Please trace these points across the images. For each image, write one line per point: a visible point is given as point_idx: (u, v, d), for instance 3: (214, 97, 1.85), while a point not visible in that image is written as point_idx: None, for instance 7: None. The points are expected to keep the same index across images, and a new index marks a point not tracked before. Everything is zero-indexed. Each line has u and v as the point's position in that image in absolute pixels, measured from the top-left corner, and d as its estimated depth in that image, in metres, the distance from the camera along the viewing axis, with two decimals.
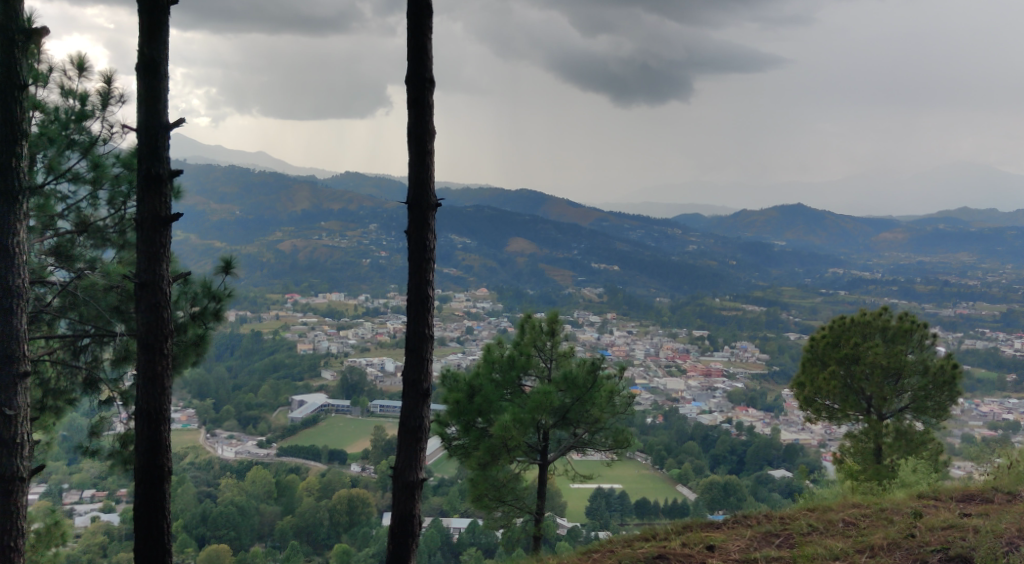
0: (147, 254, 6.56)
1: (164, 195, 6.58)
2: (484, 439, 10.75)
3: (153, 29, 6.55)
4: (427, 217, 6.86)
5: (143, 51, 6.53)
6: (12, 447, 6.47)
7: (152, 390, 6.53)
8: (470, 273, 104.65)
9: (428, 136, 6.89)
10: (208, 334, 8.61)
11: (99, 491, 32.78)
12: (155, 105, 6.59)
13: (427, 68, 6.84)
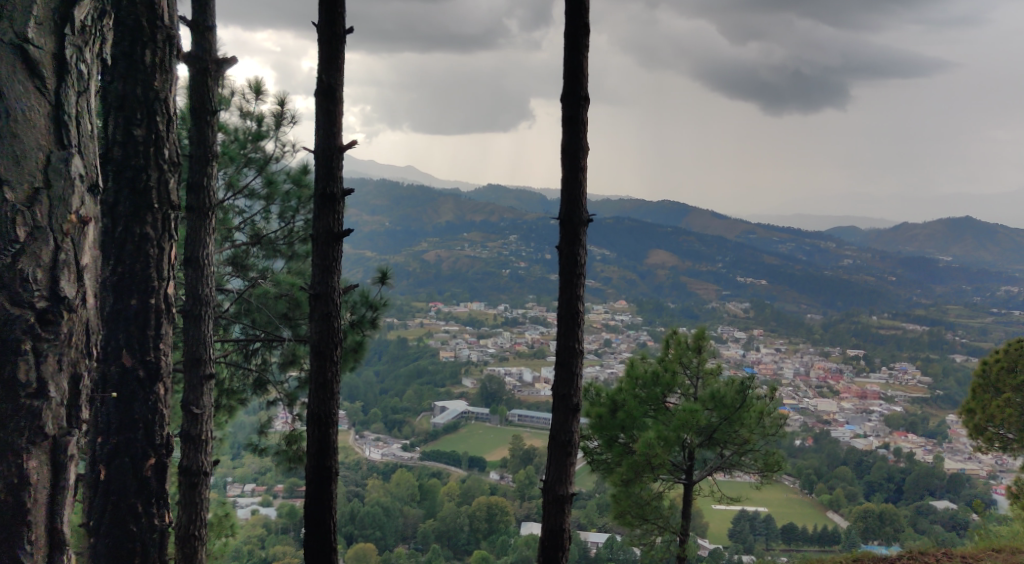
0: (320, 267, 6.59)
1: (337, 214, 6.61)
2: (627, 456, 10.66)
3: (333, 56, 6.58)
4: (579, 232, 6.30)
5: (322, 79, 6.58)
6: (197, 442, 6.05)
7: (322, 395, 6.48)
8: (611, 287, 104.31)
9: (583, 152, 6.28)
10: (365, 341, 8.87)
11: (258, 485, 34.41)
12: (332, 129, 6.65)
13: (582, 87, 6.25)
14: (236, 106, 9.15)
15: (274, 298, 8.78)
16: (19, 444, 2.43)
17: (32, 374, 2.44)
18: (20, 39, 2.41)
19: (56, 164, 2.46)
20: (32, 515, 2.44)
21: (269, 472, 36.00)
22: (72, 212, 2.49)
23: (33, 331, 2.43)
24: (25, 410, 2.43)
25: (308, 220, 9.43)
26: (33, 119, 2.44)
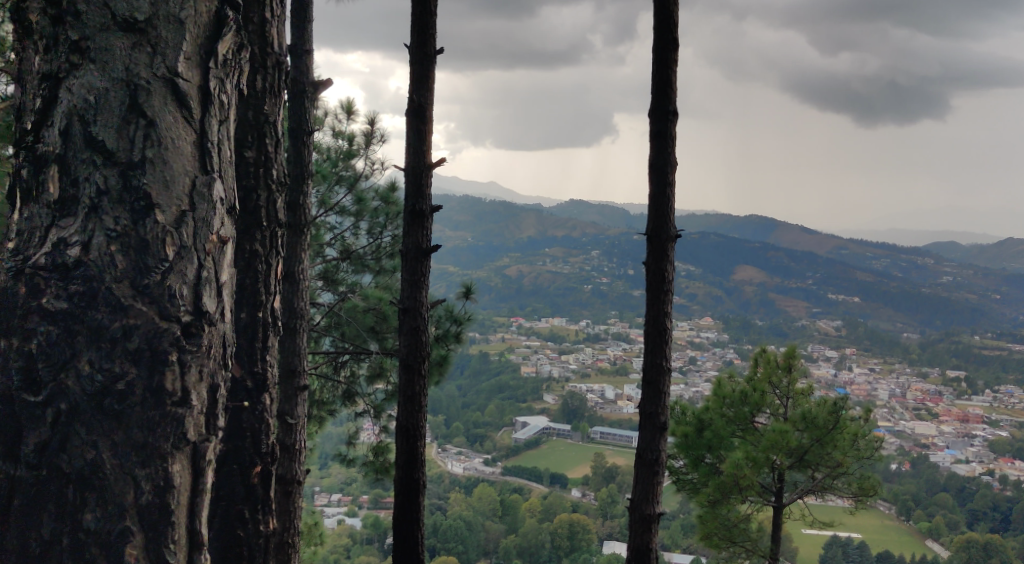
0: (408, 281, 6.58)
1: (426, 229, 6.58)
2: (714, 476, 10.22)
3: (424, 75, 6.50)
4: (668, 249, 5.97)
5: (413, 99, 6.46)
6: (293, 452, 5.84)
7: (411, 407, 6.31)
8: (696, 303, 102.94)
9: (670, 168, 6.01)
10: (449, 355, 8.78)
11: (344, 495, 34.80)
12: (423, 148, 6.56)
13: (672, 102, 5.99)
14: (328, 126, 9.36)
15: (362, 311, 8.79)
16: (164, 449, 1.82)
17: (178, 383, 1.84)
18: (169, 73, 1.86)
19: (201, 191, 1.89)
20: (181, 511, 1.84)
21: (355, 482, 36.42)
22: (214, 233, 1.91)
23: (179, 345, 1.84)
24: (170, 418, 1.83)
25: (394, 236, 9.37)
26: (182, 145, 1.87)
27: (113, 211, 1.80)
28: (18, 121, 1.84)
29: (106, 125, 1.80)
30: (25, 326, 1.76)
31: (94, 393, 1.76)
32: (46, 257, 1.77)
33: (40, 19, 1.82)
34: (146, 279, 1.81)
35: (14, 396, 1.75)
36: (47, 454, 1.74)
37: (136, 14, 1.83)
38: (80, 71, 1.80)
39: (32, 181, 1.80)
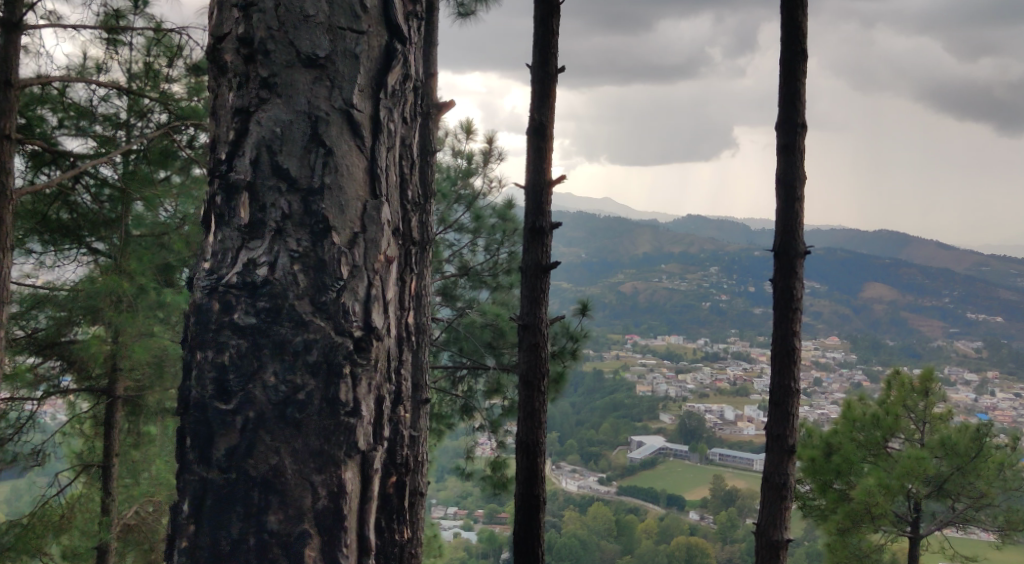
0: (530, 299, 6.66)
1: (547, 247, 6.60)
2: (843, 504, 9.75)
3: (545, 95, 6.68)
4: (795, 267, 5.84)
5: (533, 117, 6.69)
6: (417, 465, 5.83)
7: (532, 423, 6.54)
8: (820, 322, 99.72)
9: (799, 183, 5.88)
10: (565, 372, 8.76)
11: (459, 508, 35.08)
12: (541, 165, 6.72)
13: (799, 112, 5.86)
14: (448, 146, 9.92)
15: (480, 327, 8.88)
16: (339, 458, 2.62)
17: (350, 394, 2.64)
18: (345, 105, 2.67)
19: (371, 214, 2.68)
20: (351, 521, 2.64)
21: (470, 496, 36.66)
22: (381, 252, 2.69)
23: (352, 357, 2.64)
24: (343, 428, 2.62)
25: (511, 252, 9.53)
26: (354, 170, 2.67)
27: (295, 236, 2.62)
28: (216, 152, 2.67)
29: (290, 157, 2.63)
30: (216, 341, 2.60)
31: (278, 402, 2.59)
32: (239, 277, 2.61)
33: (234, 59, 2.66)
34: (324, 296, 2.62)
35: (208, 406, 2.59)
36: (236, 459, 2.57)
37: (318, 51, 2.65)
38: (269, 107, 2.64)
39: (224, 207, 2.63)
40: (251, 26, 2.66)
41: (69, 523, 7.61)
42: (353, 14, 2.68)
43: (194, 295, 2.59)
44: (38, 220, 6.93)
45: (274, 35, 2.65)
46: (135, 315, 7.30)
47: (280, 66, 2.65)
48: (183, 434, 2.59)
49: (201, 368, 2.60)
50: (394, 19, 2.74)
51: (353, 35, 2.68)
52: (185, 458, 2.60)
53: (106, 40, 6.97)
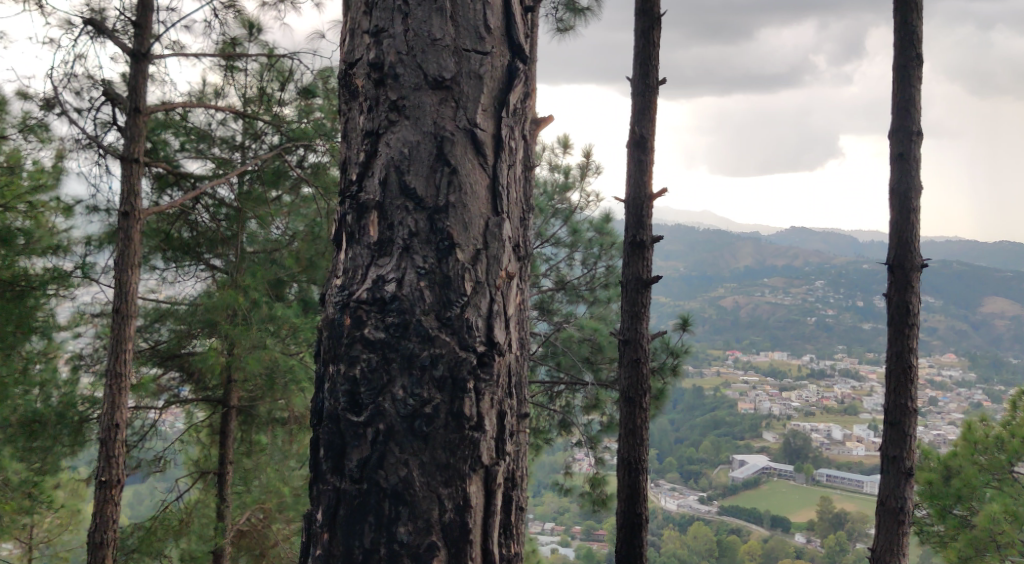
0: (631, 313, 6.75)
1: (648, 260, 6.68)
2: (964, 529, 9.46)
3: (645, 108, 6.82)
4: (913, 281, 5.63)
5: (633, 130, 6.81)
6: None
7: (632, 441, 6.68)
8: (935, 337, 95.84)
9: (914, 193, 5.71)
10: (666, 388, 8.75)
11: (558, 524, 34.96)
12: (642, 178, 6.83)
13: (915, 118, 5.71)
14: (545, 161, 9.99)
15: (577, 342, 9.00)
16: (464, 471, 3.28)
17: (474, 409, 3.29)
18: (469, 124, 3.35)
19: (492, 230, 3.35)
20: (475, 535, 3.29)
21: (567, 512, 36.50)
22: (502, 269, 3.36)
23: (475, 372, 3.30)
24: (468, 440, 3.28)
25: (609, 267, 9.75)
26: (477, 188, 3.34)
27: (421, 255, 3.30)
28: (350, 173, 3.40)
29: (416, 176, 3.32)
30: (348, 354, 3.30)
31: (406, 415, 3.26)
32: (369, 293, 3.31)
33: (366, 83, 3.38)
34: (449, 312, 3.29)
35: (342, 416, 3.29)
36: (367, 470, 3.25)
37: (443, 73, 3.34)
38: (398, 129, 3.34)
39: (357, 226, 3.35)
40: (381, 51, 3.38)
41: (186, 527, 7.97)
42: (478, 36, 3.38)
43: (330, 309, 3.31)
44: (161, 238, 7.47)
45: (403, 58, 3.36)
46: (250, 327, 7.52)
47: (409, 89, 3.35)
48: (319, 445, 3.30)
49: (333, 384, 3.31)
50: (516, 41, 3.43)
51: (478, 56, 3.38)
52: (321, 468, 3.30)
53: (223, 66, 7.29)
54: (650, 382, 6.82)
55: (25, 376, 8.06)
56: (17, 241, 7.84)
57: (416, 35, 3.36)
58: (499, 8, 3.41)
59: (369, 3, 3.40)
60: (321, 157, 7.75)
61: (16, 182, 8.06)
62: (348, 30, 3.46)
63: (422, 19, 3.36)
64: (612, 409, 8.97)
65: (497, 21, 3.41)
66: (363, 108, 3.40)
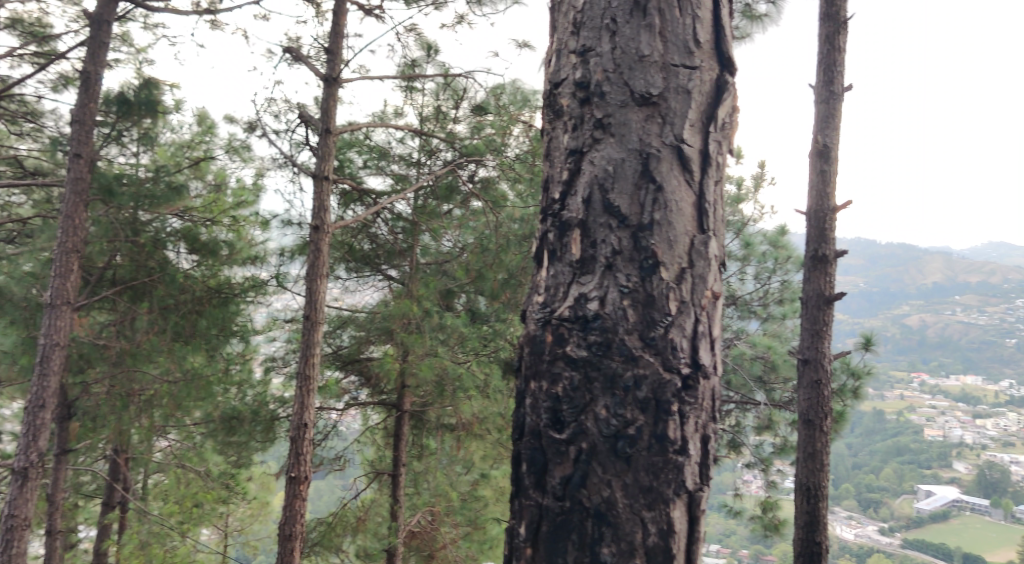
0: (812, 332, 6.60)
1: (832, 276, 6.55)
2: None
3: (831, 116, 6.67)
4: None
5: (817, 139, 6.71)
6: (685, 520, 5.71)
7: (812, 466, 6.51)
8: None
9: None
10: (846, 411, 8.42)
11: (723, 546, 33.76)
12: (825, 190, 6.67)
13: None
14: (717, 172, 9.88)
15: (750, 359, 8.87)
16: (668, 495, 3.65)
17: (678, 433, 3.68)
18: (676, 140, 3.75)
19: (698, 248, 3.74)
20: (680, 559, 3.65)
21: (734, 535, 35.19)
22: (709, 289, 3.75)
23: (679, 395, 3.68)
24: (671, 464, 3.66)
25: (784, 282, 9.58)
26: (683, 206, 3.74)
27: (624, 273, 3.71)
28: (550, 193, 3.82)
29: (621, 194, 3.73)
30: (551, 371, 3.72)
31: (609, 435, 3.66)
32: (571, 311, 3.73)
33: (571, 101, 3.81)
34: (653, 332, 3.69)
35: (545, 432, 3.70)
36: (570, 489, 3.65)
37: (651, 90, 3.76)
38: (602, 147, 3.76)
39: (558, 243, 3.77)
40: (588, 70, 3.81)
41: (365, 524, 8.44)
42: (688, 50, 3.78)
43: (531, 325, 3.74)
44: (345, 250, 8.03)
45: (610, 76, 3.78)
46: (423, 336, 7.79)
47: (615, 106, 3.78)
48: (522, 460, 3.71)
49: (535, 400, 3.73)
50: (724, 53, 3.81)
51: (687, 70, 3.78)
52: (524, 482, 3.71)
53: (402, 84, 7.63)
54: (831, 403, 6.61)
55: (225, 376, 8.62)
56: (222, 252, 8.45)
57: (624, 53, 3.78)
58: (708, 21, 3.81)
59: (577, 25, 3.84)
60: (491, 172, 7.71)
61: (222, 199, 8.65)
62: (554, 50, 3.89)
63: (630, 36, 3.78)
64: (786, 431, 8.97)
65: (707, 34, 3.81)
66: (567, 127, 3.83)
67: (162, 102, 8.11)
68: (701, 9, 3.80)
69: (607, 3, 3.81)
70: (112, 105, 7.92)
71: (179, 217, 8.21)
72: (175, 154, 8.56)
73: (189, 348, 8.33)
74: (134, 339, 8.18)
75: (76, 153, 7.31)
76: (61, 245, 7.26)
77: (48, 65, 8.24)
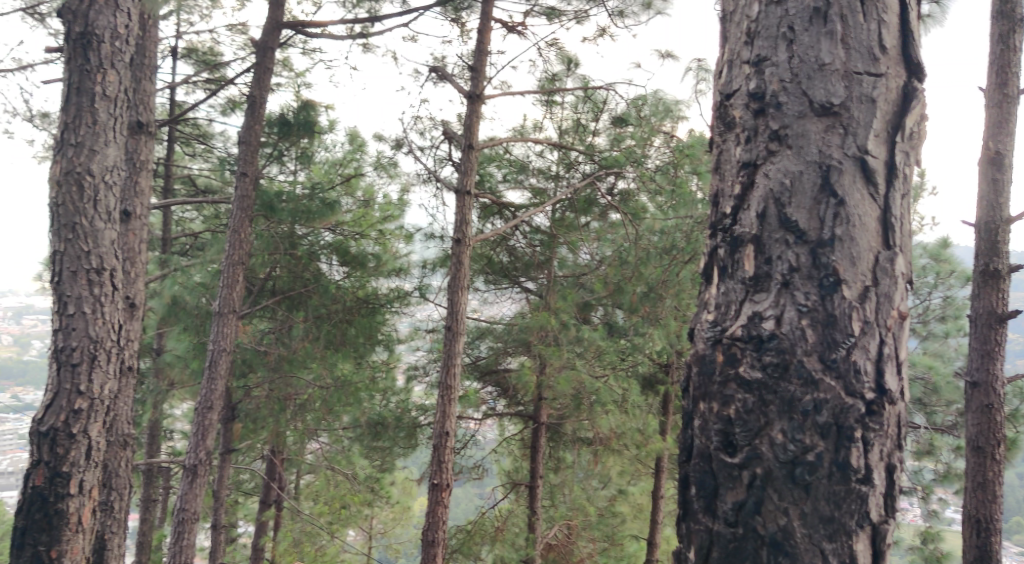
0: (981, 352, 6.43)
1: (1003, 291, 6.39)
2: None
3: (1003, 122, 6.53)
4: None
5: (988, 146, 6.58)
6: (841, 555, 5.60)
7: (983, 496, 6.31)
8: None
9: None
10: (1018, 437, 8.10)
11: None
12: (997, 199, 6.53)
13: None
14: None
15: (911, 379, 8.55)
16: (850, 527, 2.97)
17: (862, 461, 2.99)
18: (859, 152, 3.08)
19: (882, 266, 3.05)
20: None
21: None
22: (895, 310, 3.05)
23: (862, 421, 3.00)
24: (854, 494, 2.98)
25: (946, 297, 9.34)
26: (867, 221, 3.06)
27: (802, 293, 3.04)
28: (720, 208, 3.22)
29: (799, 208, 3.07)
30: (722, 393, 3.09)
31: (786, 461, 2.99)
32: (744, 330, 3.09)
33: (744, 114, 3.20)
34: (834, 354, 3.01)
35: (715, 455, 3.08)
36: (744, 515, 3.01)
37: (832, 99, 3.10)
38: (778, 159, 3.12)
39: (730, 261, 3.15)
40: (763, 80, 3.18)
41: (502, 534, 8.57)
42: (872, 57, 3.11)
43: (700, 345, 3.13)
44: (485, 262, 8.37)
45: (787, 86, 3.14)
46: (561, 349, 7.91)
47: (792, 117, 3.13)
48: (690, 483, 3.11)
49: (705, 421, 3.12)
50: (914, 59, 3.14)
51: (871, 78, 3.11)
52: (693, 506, 3.10)
53: (543, 100, 7.90)
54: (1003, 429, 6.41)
55: (372, 383, 9.12)
56: (369, 264, 8.72)
57: (802, 61, 3.13)
58: (894, 27, 3.14)
59: (751, 33, 3.23)
60: (630, 184, 7.77)
61: (370, 214, 8.94)
62: (725, 61, 3.30)
63: (808, 44, 3.13)
64: (949, 457, 8.71)
65: (893, 39, 3.13)
66: (740, 139, 3.22)
67: (318, 123, 8.57)
68: (888, 13, 3.14)
69: (784, 10, 3.18)
70: (274, 126, 8.35)
71: (332, 231, 8.51)
72: (328, 171, 9.04)
73: (340, 356, 8.79)
74: (291, 346, 8.63)
75: (242, 172, 7.80)
76: (228, 259, 7.75)
77: (218, 90, 8.80)
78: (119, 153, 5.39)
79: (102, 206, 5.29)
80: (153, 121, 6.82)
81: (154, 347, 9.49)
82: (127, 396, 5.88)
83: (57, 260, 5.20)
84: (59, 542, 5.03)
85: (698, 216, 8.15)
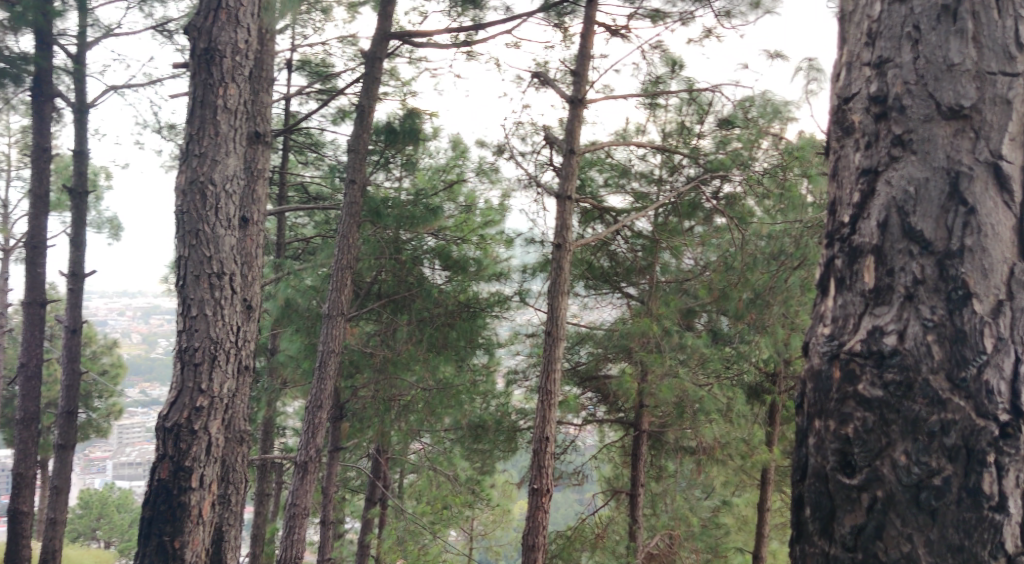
0: None
1: None
2: None
3: None
4: None
5: None
6: None
7: None
8: None
9: None
10: None
11: None
12: None
13: None
14: None
15: None
16: (983, 556, 2.80)
17: (995, 487, 2.81)
18: (992, 157, 2.92)
19: (1019, 279, 2.88)
20: None
21: None
22: None
23: (996, 444, 2.82)
24: (987, 523, 2.81)
25: None
26: (1001, 230, 2.90)
27: (929, 306, 2.91)
28: (839, 218, 3.13)
29: (924, 217, 2.94)
30: (839, 411, 3.00)
31: (911, 485, 2.86)
32: (863, 346, 2.98)
33: (865, 118, 3.09)
34: (964, 372, 2.86)
35: (831, 476, 2.99)
36: (863, 540, 2.90)
37: (962, 101, 2.95)
38: (902, 165, 3.00)
39: (848, 273, 3.06)
40: (885, 83, 3.06)
41: (602, 541, 8.47)
42: (1007, 55, 2.95)
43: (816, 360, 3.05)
44: (585, 267, 8.37)
45: (912, 88, 3.01)
46: (662, 356, 7.77)
47: (917, 121, 3.00)
48: (806, 504, 3.03)
49: (821, 440, 3.03)
50: None
51: (1006, 78, 2.94)
52: (809, 527, 3.03)
53: (647, 104, 7.82)
54: None
55: (472, 387, 9.17)
56: (471, 269, 8.75)
57: (929, 62, 3.00)
58: None
59: (873, 34, 3.11)
60: (736, 187, 7.47)
61: (471, 220, 8.95)
62: (844, 64, 3.20)
63: (936, 44, 3.00)
64: None
65: None
66: (860, 145, 3.12)
67: (423, 130, 8.65)
68: None
69: (909, 9, 3.05)
70: (381, 134, 8.52)
71: (435, 236, 8.64)
72: (432, 177, 8.89)
73: (442, 359, 8.78)
74: (395, 348, 8.68)
75: (350, 180, 7.95)
76: (338, 263, 7.90)
77: (330, 100, 9.03)
78: (239, 163, 5.55)
79: (223, 213, 5.45)
80: (270, 131, 7.01)
81: (268, 348, 9.80)
82: (244, 395, 6.04)
83: (183, 264, 5.39)
84: (183, 533, 5.19)
85: (807, 220, 7.75)
